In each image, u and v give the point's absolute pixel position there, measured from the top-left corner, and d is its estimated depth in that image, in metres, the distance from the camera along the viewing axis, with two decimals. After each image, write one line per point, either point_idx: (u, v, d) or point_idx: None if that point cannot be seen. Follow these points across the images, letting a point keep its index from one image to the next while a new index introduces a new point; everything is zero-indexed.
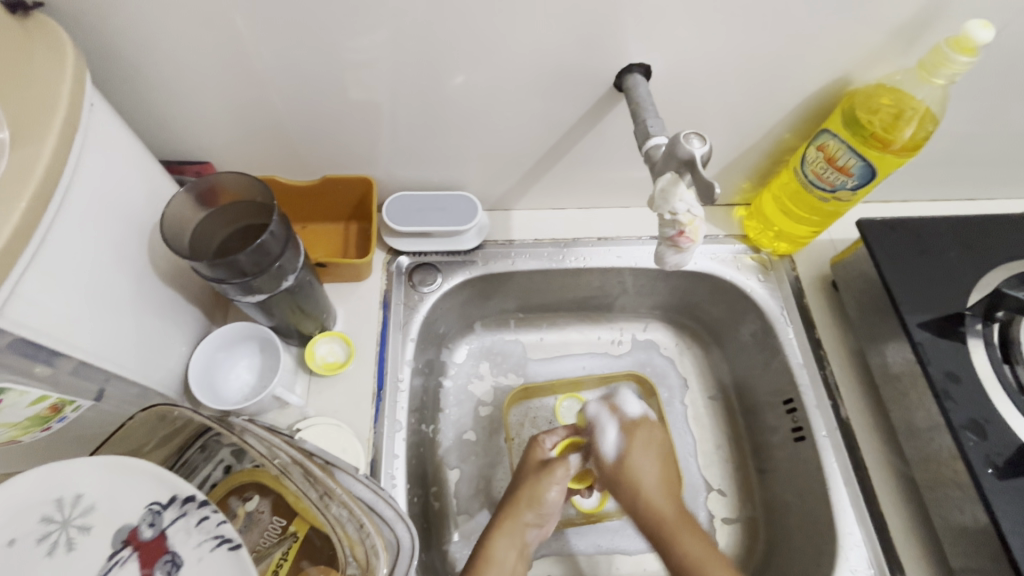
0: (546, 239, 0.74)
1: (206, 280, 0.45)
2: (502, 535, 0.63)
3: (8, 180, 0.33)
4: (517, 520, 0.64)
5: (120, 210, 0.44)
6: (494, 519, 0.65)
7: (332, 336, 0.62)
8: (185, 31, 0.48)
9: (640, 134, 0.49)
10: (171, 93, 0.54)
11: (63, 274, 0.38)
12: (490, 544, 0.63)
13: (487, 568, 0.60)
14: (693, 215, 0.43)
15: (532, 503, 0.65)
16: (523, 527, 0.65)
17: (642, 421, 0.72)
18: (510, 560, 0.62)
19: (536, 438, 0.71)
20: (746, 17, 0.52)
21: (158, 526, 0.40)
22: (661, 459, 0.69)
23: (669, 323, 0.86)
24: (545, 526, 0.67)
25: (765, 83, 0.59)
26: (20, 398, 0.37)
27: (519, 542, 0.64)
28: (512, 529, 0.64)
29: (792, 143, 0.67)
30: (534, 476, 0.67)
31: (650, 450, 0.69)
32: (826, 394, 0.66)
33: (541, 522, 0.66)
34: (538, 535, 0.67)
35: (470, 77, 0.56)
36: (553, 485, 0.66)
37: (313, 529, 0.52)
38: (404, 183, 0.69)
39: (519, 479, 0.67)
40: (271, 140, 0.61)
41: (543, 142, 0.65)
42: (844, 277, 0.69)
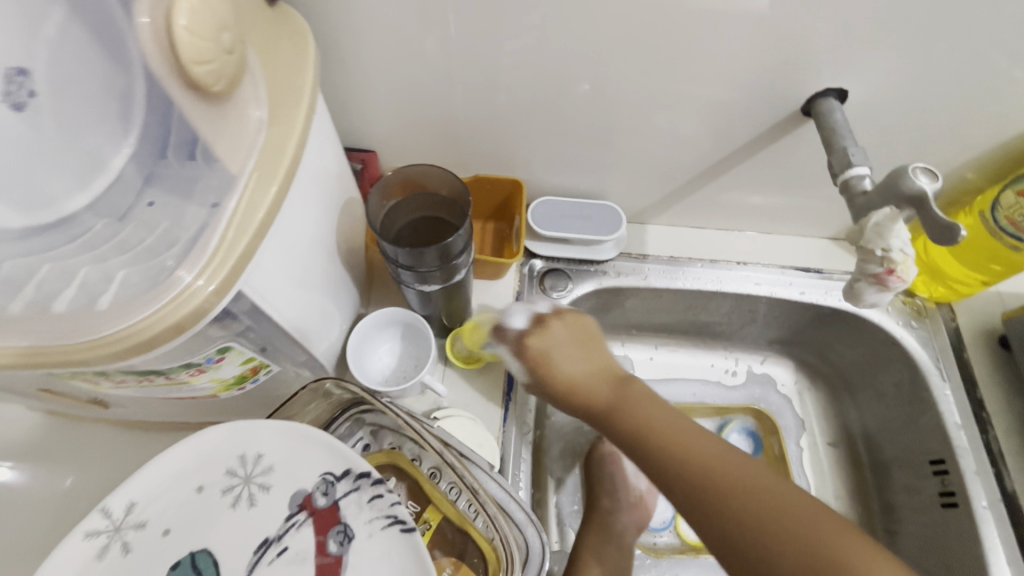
0: (680, 257, 0.72)
1: (391, 263, 0.47)
2: (593, 530, 0.65)
3: (265, 156, 0.36)
4: (600, 510, 0.67)
5: (323, 190, 0.46)
6: (586, 521, 0.67)
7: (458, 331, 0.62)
8: (393, 25, 0.50)
9: (837, 161, 0.47)
10: (360, 84, 0.57)
11: (284, 248, 0.40)
12: (585, 541, 0.65)
13: (586, 563, 0.62)
14: (905, 255, 0.40)
15: (605, 491, 0.68)
16: (607, 518, 0.66)
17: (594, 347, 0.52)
18: (603, 549, 0.64)
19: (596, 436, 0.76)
20: (969, 46, 0.48)
21: (331, 496, 0.42)
22: (583, 346, 0.51)
23: (790, 360, 0.81)
24: (632, 512, 0.68)
25: (963, 119, 0.55)
26: (236, 356, 0.39)
27: (611, 535, 0.65)
28: (600, 521, 0.66)
29: (977, 184, 0.61)
30: (597, 463, 0.71)
31: (572, 339, 0.51)
32: (987, 461, 0.60)
33: (623, 506, 0.68)
34: (633, 523, 0.67)
35: (651, 88, 0.55)
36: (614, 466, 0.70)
37: (445, 520, 0.53)
38: (548, 188, 0.70)
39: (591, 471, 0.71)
40: (435, 134, 0.63)
41: (701, 160, 0.63)
42: (1019, 333, 0.62)
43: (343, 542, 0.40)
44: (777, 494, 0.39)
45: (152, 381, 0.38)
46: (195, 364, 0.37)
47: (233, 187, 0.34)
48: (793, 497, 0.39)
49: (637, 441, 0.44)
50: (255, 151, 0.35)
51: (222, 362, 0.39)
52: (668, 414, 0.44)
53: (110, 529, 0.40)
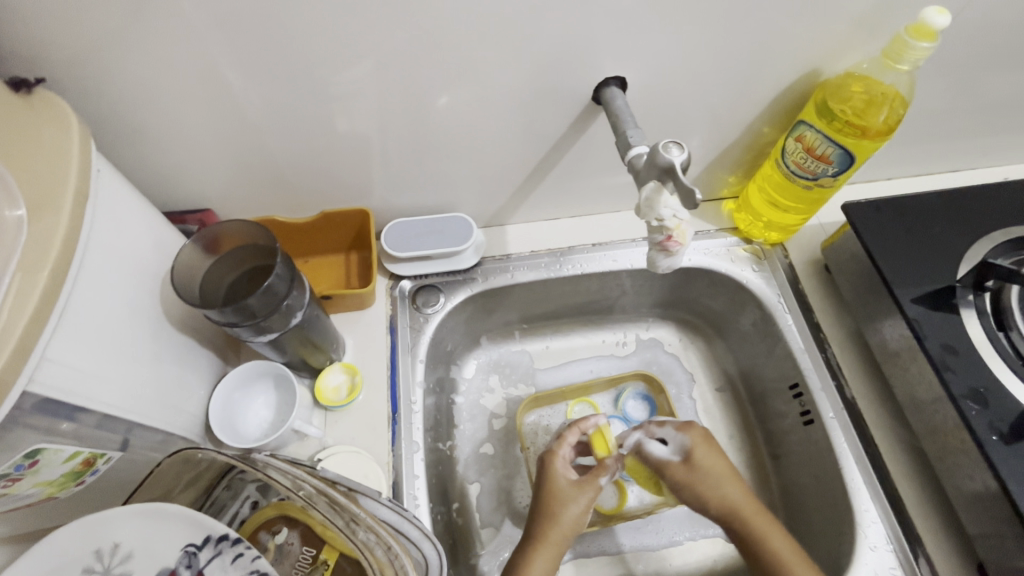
0: (542, 250, 0.76)
1: (219, 325, 0.47)
2: (540, 555, 0.57)
3: (29, 253, 0.35)
4: (551, 539, 0.58)
5: (130, 266, 0.45)
6: (524, 542, 0.59)
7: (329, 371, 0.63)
8: (179, 89, 0.51)
9: (622, 145, 0.51)
10: (168, 145, 0.56)
11: (85, 337, 0.40)
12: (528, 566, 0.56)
13: None
14: (678, 218, 0.45)
15: (557, 519, 0.59)
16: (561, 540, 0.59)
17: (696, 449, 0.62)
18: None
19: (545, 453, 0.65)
20: (712, 20, 0.54)
21: (195, 566, 0.42)
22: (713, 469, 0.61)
23: (670, 321, 0.87)
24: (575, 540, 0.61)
25: (738, 83, 0.61)
26: (55, 456, 0.39)
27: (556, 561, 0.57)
28: (554, 545, 0.58)
29: (772, 136, 0.69)
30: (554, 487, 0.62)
31: (711, 446, 0.63)
32: (830, 376, 0.67)
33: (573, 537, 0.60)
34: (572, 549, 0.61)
35: (458, 98, 0.58)
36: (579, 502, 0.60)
37: (343, 556, 0.53)
38: (400, 210, 0.71)
39: (542, 493, 0.62)
40: (266, 181, 0.63)
41: (532, 156, 0.67)
42: (836, 260, 0.70)
43: None
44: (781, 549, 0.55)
45: None
46: (3, 476, 0.36)
47: None
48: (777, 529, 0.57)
49: (716, 500, 0.59)
50: (17, 250, 0.35)
51: (39, 466, 0.38)
52: (726, 472, 0.60)
53: None
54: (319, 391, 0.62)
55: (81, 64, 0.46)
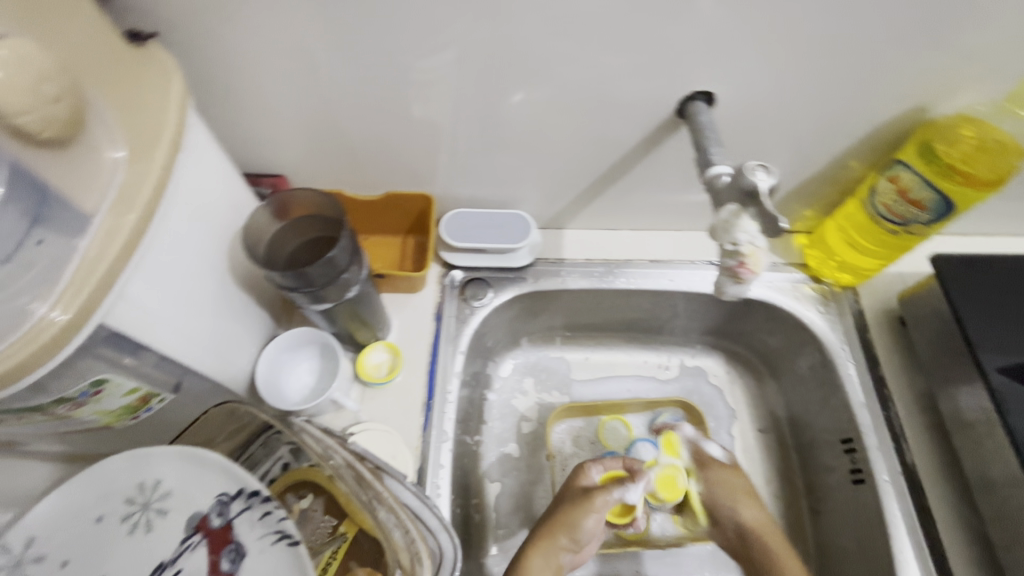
0: (598, 259, 0.75)
1: (279, 288, 0.48)
2: (538, 553, 0.61)
3: (123, 191, 0.37)
4: (552, 543, 0.62)
5: (205, 219, 0.47)
6: (531, 539, 0.63)
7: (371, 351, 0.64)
8: (273, 56, 0.53)
9: (702, 162, 0.49)
10: (254, 109, 0.58)
11: (159, 280, 0.42)
12: (525, 563, 0.60)
13: None
14: (754, 246, 0.43)
15: (567, 529, 0.63)
16: (559, 552, 0.62)
17: (734, 463, 0.71)
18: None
19: (583, 466, 0.69)
20: (817, 41, 0.51)
21: (226, 516, 0.43)
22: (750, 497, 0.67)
23: (719, 351, 0.84)
24: (579, 552, 0.65)
25: (833, 112, 0.58)
26: (117, 388, 0.41)
27: (555, 564, 0.61)
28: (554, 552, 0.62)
29: (860, 173, 0.65)
30: (572, 503, 0.64)
31: (739, 486, 0.68)
32: (889, 436, 0.62)
33: (575, 548, 0.64)
34: (571, 561, 0.65)
35: (538, 95, 0.57)
36: (591, 515, 0.63)
37: (362, 530, 0.54)
38: (462, 200, 0.72)
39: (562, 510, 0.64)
40: (338, 155, 0.65)
41: (601, 163, 0.66)
42: (914, 312, 0.65)
43: (234, 560, 0.41)
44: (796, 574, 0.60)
45: (32, 418, 0.39)
46: (70, 399, 0.38)
47: (87, 227, 0.35)
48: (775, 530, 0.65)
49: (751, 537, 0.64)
50: (112, 190, 0.37)
51: (102, 395, 0.40)
52: (732, 487, 0.68)
53: (10, 565, 0.42)
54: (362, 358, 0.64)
55: (189, 23, 0.49)
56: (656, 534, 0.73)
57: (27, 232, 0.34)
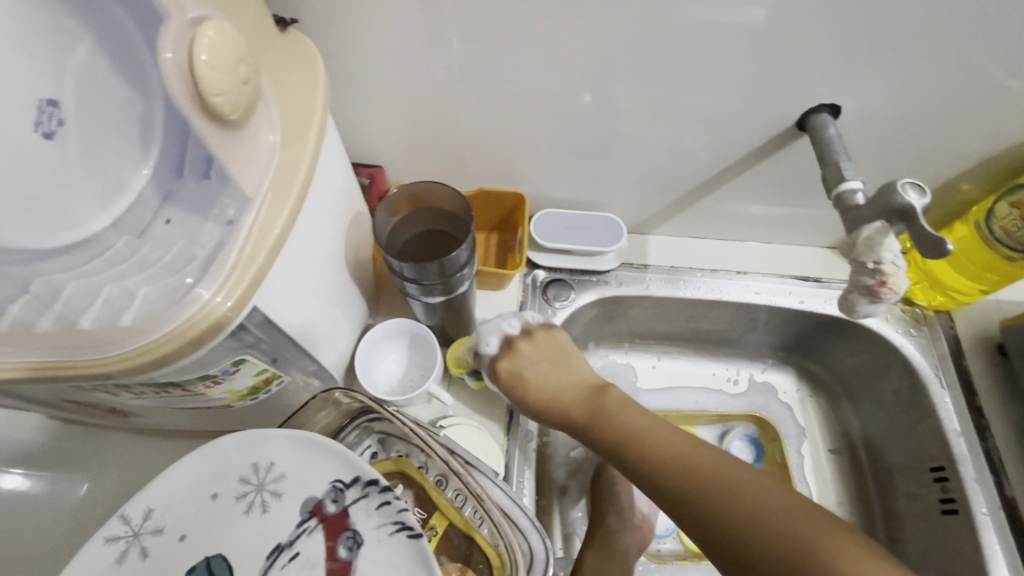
0: (681, 267, 0.74)
1: (399, 279, 0.49)
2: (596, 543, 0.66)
3: (279, 178, 0.37)
4: (604, 527, 0.67)
5: (330, 207, 0.48)
6: (592, 535, 0.67)
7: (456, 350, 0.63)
8: (397, 47, 0.53)
9: (831, 176, 0.48)
10: (366, 98, 0.58)
11: (294, 267, 0.42)
12: (588, 555, 0.65)
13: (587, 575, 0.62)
14: (897, 265, 0.42)
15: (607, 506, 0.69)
16: (613, 534, 0.67)
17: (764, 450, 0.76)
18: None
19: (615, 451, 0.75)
20: (960, 58, 0.49)
21: (341, 503, 0.43)
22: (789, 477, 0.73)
23: (791, 368, 0.82)
24: (637, 532, 0.68)
25: (959, 131, 0.56)
26: (250, 368, 0.41)
27: (616, 550, 0.65)
28: (606, 535, 0.66)
29: (972, 195, 0.63)
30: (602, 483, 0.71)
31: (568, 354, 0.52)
32: (987, 468, 0.60)
33: (629, 526, 0.67)
34: (636, 542, 0.67)
35: (654, 100, 0.56)
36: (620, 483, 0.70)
37: (451, 526, 0.54)
38: (550, 201, 0.71)
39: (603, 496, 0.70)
40: (437, 149, 0.65)
41: (701, 172, 0.65)
42: (1017, 342, 0.63)
43: (352, 548, 0.41)
44: (753, 488, 0.39)
45: (171, 392, 0.39)
46: (212, 376, 0.39)
47: (249, 208, 0.36)
48: (672, 433, 0.44)
49: (556, 404, 0.52)
50: (268, 175, 0.37)
51: (237, 374, 0.41)
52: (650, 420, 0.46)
53: (129, 535, 0.43)
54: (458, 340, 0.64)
55: (325, 11, 0.49)
56: None
57: (161, 211, 0.37)
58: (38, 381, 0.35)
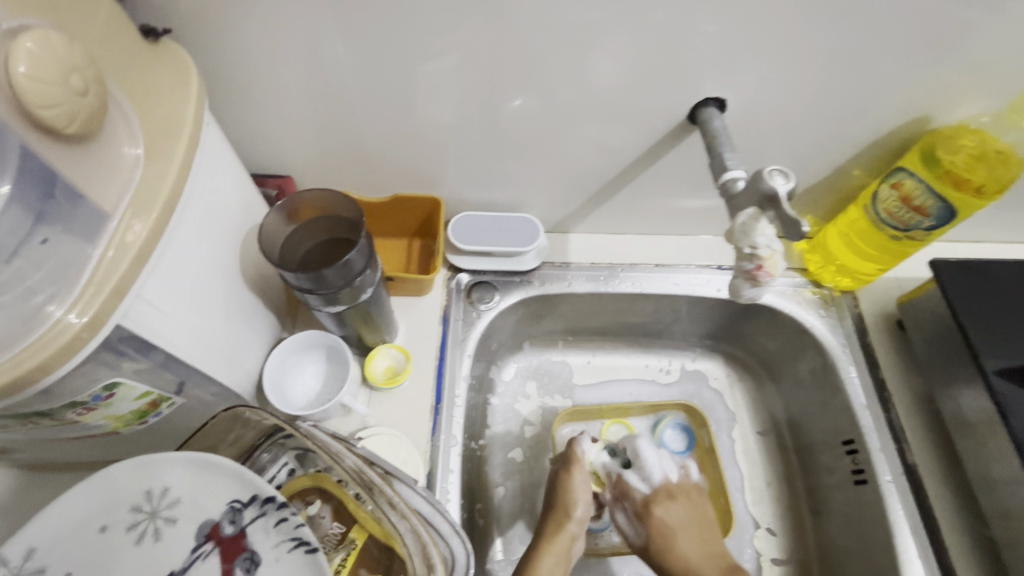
0: (603, 263, 0.75)
1: (293, 290, 0.48)
2: (548, 550, 0.63)
3: (141, 192, 0.37)
4: (560, 535, 0.65)
5: (218, 220, 0.47)
6: (539, 537, 0.65)
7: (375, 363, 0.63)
8: (286, 55, 0.52)
9: (716, 166, 0.50)
10: (263, 108, 0.57)
11: (172, 283, 0.41)
12: (537, 561, 0.62)
13: None
14: (772, 250, 0.44)
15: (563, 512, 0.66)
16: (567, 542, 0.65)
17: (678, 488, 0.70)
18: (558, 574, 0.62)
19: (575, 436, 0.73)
20: (827, 50, 0.52)
21: (238, 524, 0.42)
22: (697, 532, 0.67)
23: (720, 355, 0.85)
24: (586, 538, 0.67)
25: (840, 120, 0.59)
26: (129, 392, 0.40)
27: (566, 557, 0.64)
28: (560, 543, 0.64)
29: (862, 180, 0.66)
30: (558, 487, 0.69)
31: (682, 516, 0.68)
32: (890, 437, 0.64)
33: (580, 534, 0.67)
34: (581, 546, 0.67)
35: (552, 100, 0.57)
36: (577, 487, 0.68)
37: (371, 538, 0.53)
38: (469, 203, 0.71)
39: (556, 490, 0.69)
40: (346, 157, 0.64)
41: (610, 169, 0.66)
42: (913, 317, 0.66)
43: (248, 569, 0.40)
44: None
45: (38, 422, 0.38)
46: (81, 403, 0.37)
47: (106, 224, 0.35)
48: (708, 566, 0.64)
49: (672, 556, 0.64)
50: (130, 189, 0.36)
51: (114, 399, 0.39)
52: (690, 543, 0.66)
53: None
54: (374, 348, 0.64)
55: (204, 18, 0.48)
56: None
57: (31, 230, 0.33)
58: None
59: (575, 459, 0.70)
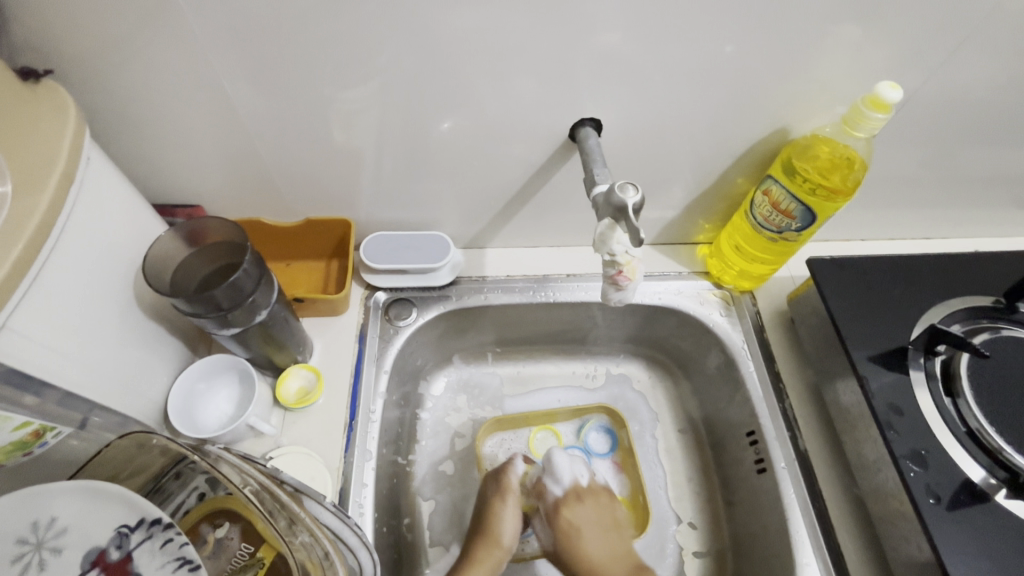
0: (518, 275, 0.79)
1: (185, 314, 0.50)
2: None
3: (9, 224, 0.39)
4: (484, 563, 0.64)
5: (106, 250, 0.48)
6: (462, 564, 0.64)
7: (287, 385, 0.64)
8: (179, 90, 0.54)
9: (588, 182, 0.54)
10: (162, 141, 0.59)
11: (45, 312, 0.43)
12: None
13: None
14: (629, 255, 0.48)
15: (489, 540, 0.65)
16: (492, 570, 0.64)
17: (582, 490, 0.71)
18: None
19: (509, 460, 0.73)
20: (684, 74, 0.57)
21: (125, 548, 0.43)
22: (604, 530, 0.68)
23: (641, 358, 0.88)
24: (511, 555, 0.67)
25: (712, 134, 0.64)
26: (3, 423, 0.40)
27: None
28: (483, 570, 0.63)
29: (744, 187, 0.72)
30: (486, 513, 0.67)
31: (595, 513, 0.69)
32: (784, 426, 0.68)
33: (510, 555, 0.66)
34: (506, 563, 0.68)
35: (443, 127, 0.61)
36: (506, 514, 0.67)
37: (279, 556, 0.53)
38: (383, 224, 0.74)
39: (484, 515, 0.68)
40: (254, 184, 0.66)
41: (512, 186, 0.70)
42: (801, 313, 0.72)
43: None
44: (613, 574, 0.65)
45: None
46: None
47: None
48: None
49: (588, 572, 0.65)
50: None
51: None
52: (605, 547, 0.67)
53: None
54: (287, 369, 0.65)
55: (88, 59, 0.50)
56: None
57: None
58: None
59: (508, 487, 0.69)
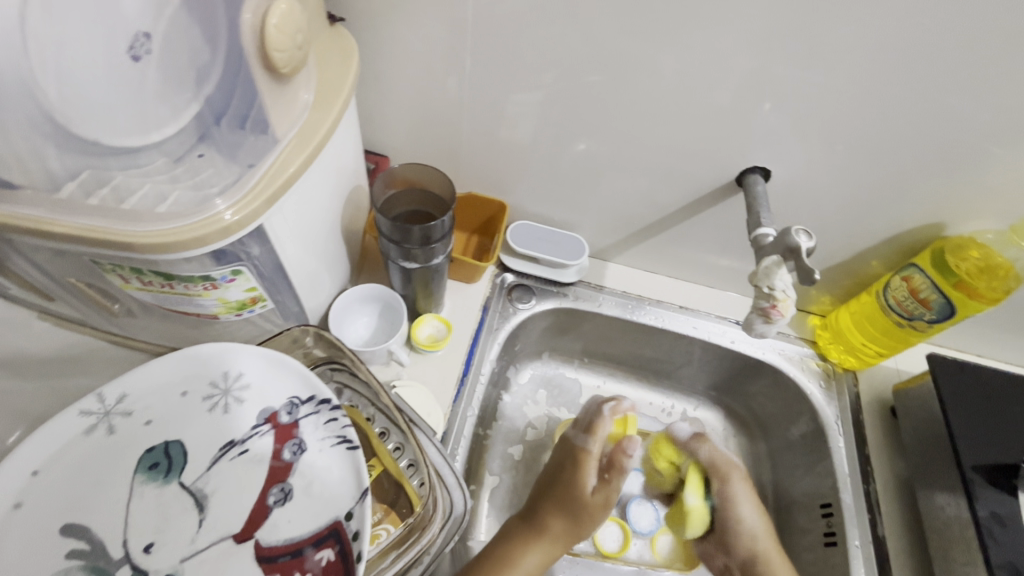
0: (632, 293, 0.83)
1: (385, 237, 0.59)
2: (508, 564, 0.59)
3: (307, 130, 0.47)
4: (544, 530, 0.63)
5: (341, 171, 0.57)
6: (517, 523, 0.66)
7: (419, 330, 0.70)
8: (420, 59, 0.63)
9: (752, 222, 0.58)
10: (386, 95, 0.69)
11: (301, 206, 0.50)
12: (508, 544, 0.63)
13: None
14: (786, 294, 0.53)
15: (563, 498, 0.65)
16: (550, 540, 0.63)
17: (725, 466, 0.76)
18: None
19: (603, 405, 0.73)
20: (863, 153, 0.61)
21: (293, 415, 0.50)
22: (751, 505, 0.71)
23: (720, 408, 0.90)
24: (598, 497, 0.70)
25: (866, 213, 0.67)
26: (243, 282, 0.49)
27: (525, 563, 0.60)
28: (541, 540, 0.63)
29: (878, 271, 0.74)
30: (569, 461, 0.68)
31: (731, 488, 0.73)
32: (865, 508, 0.68)
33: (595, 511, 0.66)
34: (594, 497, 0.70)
35: (622, 147, 0.67)
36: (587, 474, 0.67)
37: (385, 473, 0.61)
38: (528, 215, 0.81)
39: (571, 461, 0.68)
40: (438, 151, 0.75)
41: (657, 214, 0.75)
42: (906, 405, 0.72)
43: (296, 452, 0.48)
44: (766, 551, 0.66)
45: (173, 287, 0.47)
46: (211, 279, 0.46)
47: (275, 147, 0.46)
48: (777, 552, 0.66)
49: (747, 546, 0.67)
50: (296, 124, 0.47)
51: (232, 284, 0.48)
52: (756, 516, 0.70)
53: (101, 412, 0.47)
54: (423, 316, 0.72)
55: (369, 16, 0.60)
56: (632, 557, 0.77)
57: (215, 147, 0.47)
58: (73, 241, 0.41)
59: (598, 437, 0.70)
